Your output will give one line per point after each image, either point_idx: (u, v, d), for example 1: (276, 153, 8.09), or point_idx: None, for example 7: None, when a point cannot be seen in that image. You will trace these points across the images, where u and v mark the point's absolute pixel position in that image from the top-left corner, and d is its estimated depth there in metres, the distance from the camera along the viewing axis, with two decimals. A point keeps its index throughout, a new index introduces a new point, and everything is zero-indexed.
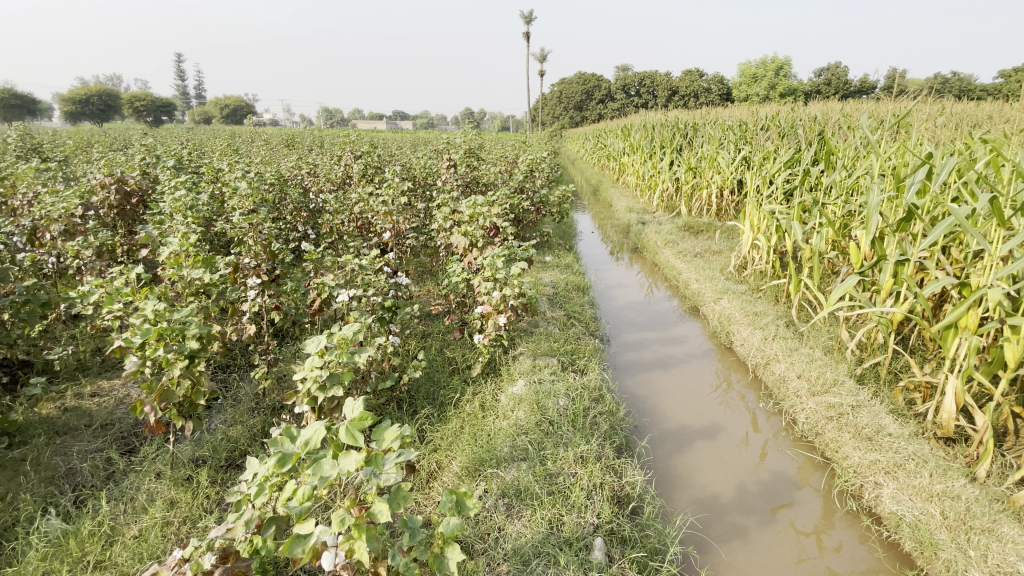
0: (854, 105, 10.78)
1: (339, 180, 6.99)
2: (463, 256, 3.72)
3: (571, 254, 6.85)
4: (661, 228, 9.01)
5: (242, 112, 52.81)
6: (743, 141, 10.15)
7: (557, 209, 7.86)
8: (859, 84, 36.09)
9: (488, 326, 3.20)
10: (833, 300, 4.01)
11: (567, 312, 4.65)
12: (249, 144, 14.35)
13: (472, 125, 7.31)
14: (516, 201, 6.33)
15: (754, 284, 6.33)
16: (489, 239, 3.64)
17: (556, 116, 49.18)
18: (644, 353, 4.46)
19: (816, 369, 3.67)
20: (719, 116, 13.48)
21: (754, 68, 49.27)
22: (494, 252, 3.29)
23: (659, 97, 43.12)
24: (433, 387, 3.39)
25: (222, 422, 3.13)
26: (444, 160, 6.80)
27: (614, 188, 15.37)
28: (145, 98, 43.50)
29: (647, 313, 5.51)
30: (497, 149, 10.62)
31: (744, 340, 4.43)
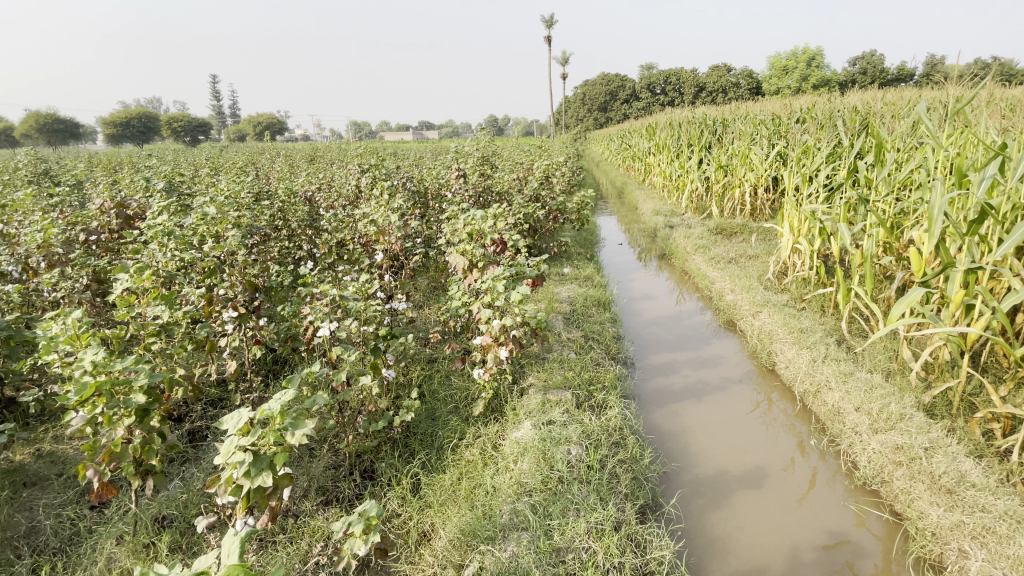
0: (900, 91, 9.96)
1: (348, 195, 6.75)
2: (463, 277, 3.32)
3: (592, 265, 6.40)
4: (690, 232, 8.46)
5: (272, 128, 54.31)
6: (778, 135, 9.48)
7: (576, 217, 7.44)
8: (899, 71, 34.32)
9: (488, 360, 2.77)
10: (892, 317, 3.43)
11: (586, 333, 4.22)
12: (272, 161, 14.49)
13: (485, 131, 6.96)
14: (530, 211, 5.92)
15: (797, 292, 5.74)
16: (490, 259, 3.23)
17: (580, 118, 48.66)
18: (674, 379, 3.98)
19: (878, 400, 3.12)
20: (750, 110, 12.76)
21: (785, 59, 47.55)
22: (492, 273, 2.88)
23: (685, 94, 42.09)
24: (432, 428, 3.03)
25: (198, 472, 2.83)
26: (455, 169, 6.21)
27: (640, 189, 14.79)
28: (182, 119, 45.23)
29: (678, 329, 5.02)
30: (514, 155, 10.26)
31: (789, 362, 3.90)
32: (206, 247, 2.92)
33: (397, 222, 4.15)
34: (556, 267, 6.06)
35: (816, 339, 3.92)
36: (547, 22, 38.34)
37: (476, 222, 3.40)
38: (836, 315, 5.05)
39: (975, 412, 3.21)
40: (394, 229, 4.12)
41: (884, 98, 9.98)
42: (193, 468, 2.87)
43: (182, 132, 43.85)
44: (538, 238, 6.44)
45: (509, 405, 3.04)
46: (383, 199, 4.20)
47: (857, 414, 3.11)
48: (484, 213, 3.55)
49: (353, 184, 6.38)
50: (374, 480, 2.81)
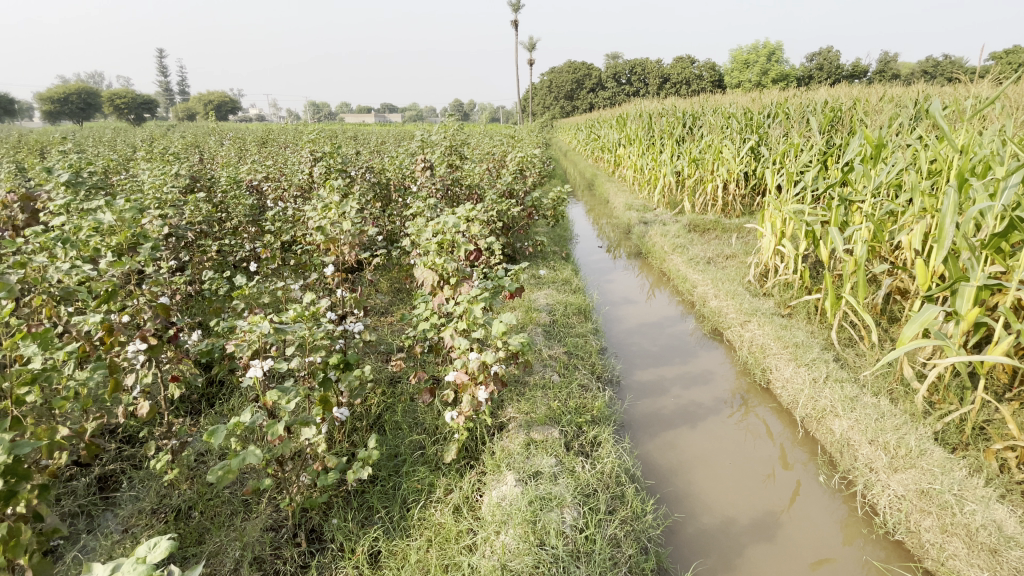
0: (868, 90, 10.00)
1: (300, 187, 6.08)
2: (432, 293, 2.82)
3: (568, 266, 6.00)
4: (666, 229, 8.19)
5: (225, 108, 51.37)
6: (751, 130, 9.30)
7: (551, 213, 7.00)
8: (853, 68, 35.31)
9: (463, 402, 2.30)
10: (904, 338, 3.16)
11: (567, 349, 3.80)
12: (217, 141, 13.38)
13: (453, 118, 6.40)
14: (503, 208, 5.45)
15: (780, 297, 5.52)
16: (464, 275, 2.73)
17: (546, 106, 48.16)
18: (664, 399, 3.63)
19: (891, 433, 2.85)
20: (719, 103, 12.59)
21: (747, 53, 48.27)
22: (467, 295, 2.40)
23: (651, 84, 42.19)
24: (395, 476, 2.56)
25: (96, 545, 2.24)
26: (420, 160, 5.62)
27: (610, 182, 14.49)
28: (124, 95, 42.00)
29: (662, 339, 4.67)
30: (483, 144, 9.70)
31: (786, 382, 3.61)
32: (103, 264, 2.19)
33: (355, 221, 3.58)
34: (530, 269, 5.63)
35: (815, 356, 3.65)
36: (514, 6, 37.49)
37: (447, 228, 2.90)
38: (822, 323, 4.84)
39: (985, 440, 3.00)
40: (353, 230, 3.57)
41: (852, 95, 9.94)
42: (94, 537, 2.29)
43: (124, 110, 40.74)
44: (511, 237, 5.98)
45: (486, 447, 2.60)
46: (339, 192, 3.60)
47: (871, 448, 2.83)
48: (456, 218, 3.05)
49: (305, 175, 5.72)
50: (324, 545, 2.32)
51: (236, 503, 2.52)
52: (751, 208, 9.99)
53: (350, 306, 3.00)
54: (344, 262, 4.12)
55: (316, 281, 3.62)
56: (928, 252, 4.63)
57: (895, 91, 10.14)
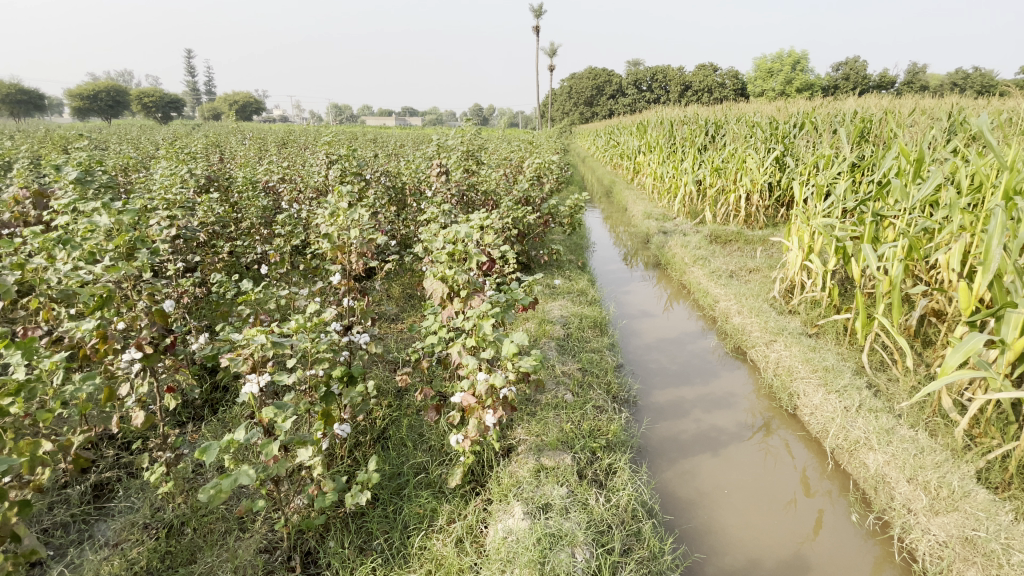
0: (899, 102, 9.69)
1: (315, 189, 6.03)
2: (441, 306, 2.66)
3: (584, 276, 5.84)
4: (687, 240, 7.97)
5: (250, 108, 52.30)
6: (777, 140, 9.04)
7: (568, 222, 6.82)
8: (880, 78, 34.53)
9: (469, 426, 2.15)
10: (946, 367, 2.91)
11: (582, 365, 3.63)
12: (237, 142, 13.54)
13: (470, 123, 6.31)
14: (519, 215, 5.31)
15: (807, 315, 5.28)
16: (475, 287, 2.58)
17: (565, 112, 48.06)
18: (684, 423, 3.43)
19: (932, 472, 2.63)
20: (743, 112, 12.32)
21: (770, 61, 47.59)
22: (477, 310, 2.25)
23: (672, 91, 41.80)
24: (397, 499, 2.42)
25: (81, 559, 2.14)
26: (435, 165, 5.52)
27: (629, 189, 14.26)
28: (154, 94, 43.06)
29: (682, 356, 4.47)
30: (501, 149, 9.59)
31: (815, 409, 3.39)
32: (98, 269, 2.09)
33: (367, 222, 3.42)
34: (545, 278, 5.48)
35: (846, 382, 3.43)
36: (536, 13, 37.54)
37: (458, 237, 2.75)
38: (850, 345, 4.60)
39: None
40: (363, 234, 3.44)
41: (882, 106, 9.60)
42: (82, 551, 2.20)
43: (153, 109, 41.63)
44: (527, 245, 5.85)
45: (492, 473, 2.45)
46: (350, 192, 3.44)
47: (910, 487, 2.62)
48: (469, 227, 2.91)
49: (320, 177, 5.66)
50: (319, 571, 2.18)
51: (231, 521, 2.40)
52: (774, 219, 9.70)
53: (357, 315, 2.85)
54: (354, 267, 4.02)
55: (324, 287, 3.52)
56: (968, 274, 4.37)
57: (928, 102, 9.77)
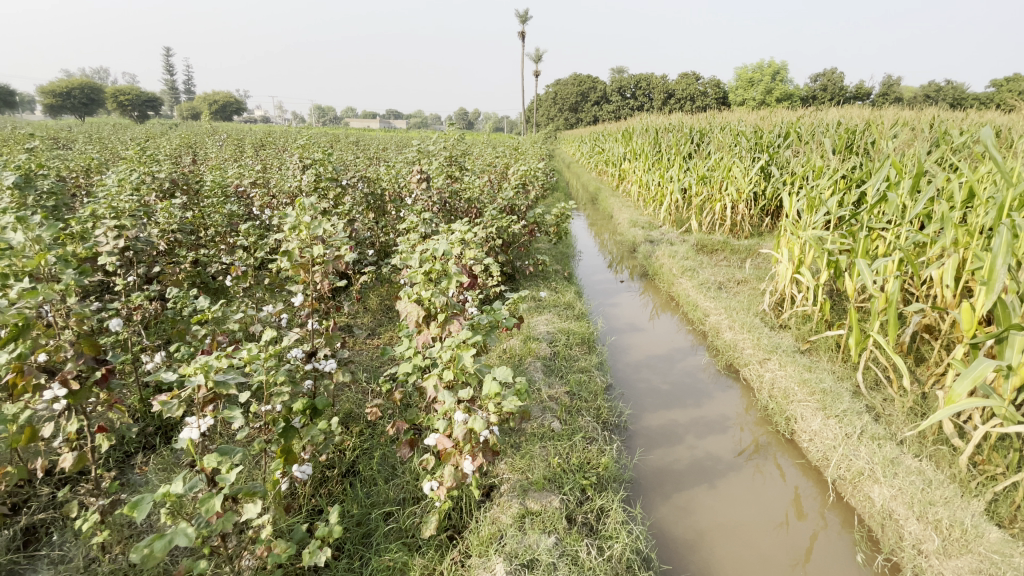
0: (881, 114, 9.75)
1: (289, 194, 5.72)
2: (416, 330, 2.36)
3: (571, 288, 5.63)
4: (674, 250, 7.83)
5: (230, 109, 51.18)
6: (763, 149, 8.99)
7: (555, 231, 6.61)
8: (857, 90, 35.27)
9: (444, 473, 1.89)
10: (955, 395, 2.74)
11: (570, 388, 3.40)
12: (213, 144, 13.11)
13: (453, 127, 6.08)
14: (503, 224, 5.09)
15: (799, 330, 5.14)
16: (455, 310, 2.30)
17: (550, 118, 48.11)
18: (677, 450, 3.22)
19: (943, 509, 2.46)
20: (728, 120, 12.33)
21: (751, 72, 48.37)
22: (455, 339, 2.00)
23: (655, 99, 42.13)
24: (364, 550, 2.15)
25: None
26: (415, 171, 5.27)
27: (614, 197, 14.15)
28: (130, 92, 41.91)
29: (673, 374, 4.27)
30: (485, 154, 9.36)
31: (814, 435, 3.22)
32: (10, 294, 1.79)
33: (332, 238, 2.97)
34: (530, 290, 5.26)
35: (846, 406, 3.26)
36: (521, 18, 37.58)
37: (436, 255, 2.45)
38: (844, 363, 4.46)
39: None
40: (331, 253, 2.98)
41: (865, 117, 9.63)
42: None
43: (129, 107, 40.49)
44: (512, 255, 5.62)
45: (471, 519, 2.19)
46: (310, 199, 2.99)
47: (920, 526, 2.44)
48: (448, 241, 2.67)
49: (294, 182, 5.36)
50: None
51: None
52: (759, 229, 9.64)
53: (321, 340, 2.56)
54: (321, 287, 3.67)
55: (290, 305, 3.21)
56: (962, 290, 4.27)
57: (908, 114, 9.85)
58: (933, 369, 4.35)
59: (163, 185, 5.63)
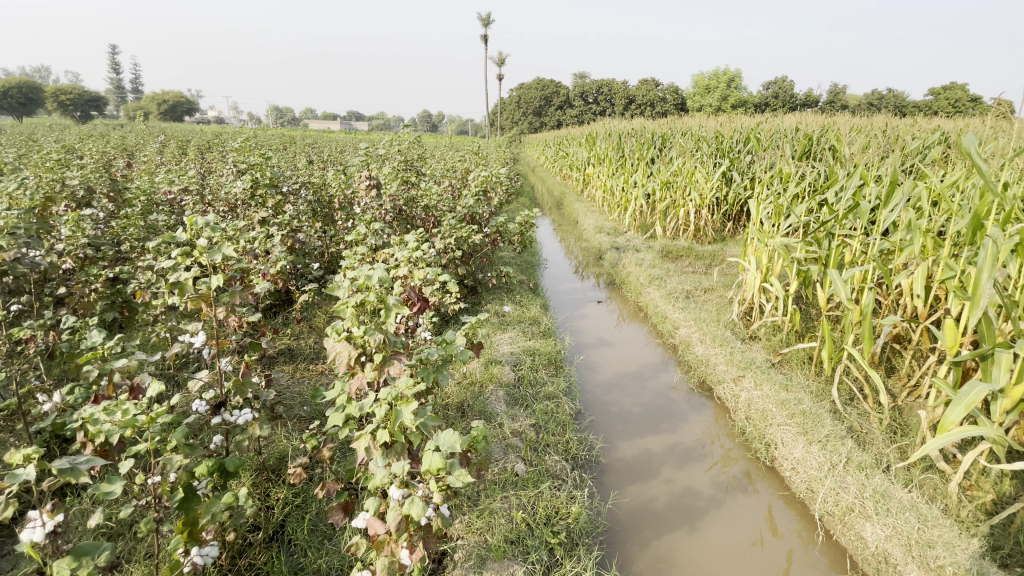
0: (836, 120, 9.93)
1: (226, 202, 5.18)
2: (348, 374, 1.96)
3: (534, 300, 5.31)
4: (640, 256, 7.65)
5: (180, 109, 48.74)
6: (725, 154, 8.96)
7: (518, 240, 6.27)
8: (806, 97, 36.66)
9: (375, 566, 1.53)
10: (950, 424, 2.54)
11: (536, 420, 3.06)
12: (149, 144, 12.11)
13: (407, 129, 5.69)
14: (461, 234, 4.74)
15: (769, 342, 4.99)
16: (395, 348, 1.94)
17: (514, 121, 48.02)
18: (654, 486, 2.93)
19: (941, 552, 2.27)
20: (688, 124, 12.34)
21: (707, 78, 49.74)
22: (393, 391, 1.65)
23: (617, 104, 42.62)
24: None
25: None
26: (364, 177, 4.85)
27: (578, 201, 13.98)
28: (70, 91, 39.30)
29: (645, 394, 3.99)
30: (445, 158, 8.95)
31: (797, 464, 3.00)
32: None
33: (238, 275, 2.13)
34: (492, 305, 4.91)
35: (828, 431, 3.06)
36: (483, 21, 37.29)
37: (370, 284, 1.92)
38: (817, 377, 4.31)
39: None
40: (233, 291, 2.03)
41: (821, 123, 9.79)
42: None
43: (68, 106, 37.92)
44: (473, 266, 5.24)
45: None
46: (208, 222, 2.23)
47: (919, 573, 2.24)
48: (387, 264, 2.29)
49: (229, 188, 4.83)
50: None
51: None
52: (722, 234, 9.63)
53: (231, 388, 2.09)
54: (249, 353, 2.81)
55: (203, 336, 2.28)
56: (932, 300, 4.19)
57: (861, 121, 10.08)
58: (904, 382, 4.26)
59: (76, 192, 4.97)
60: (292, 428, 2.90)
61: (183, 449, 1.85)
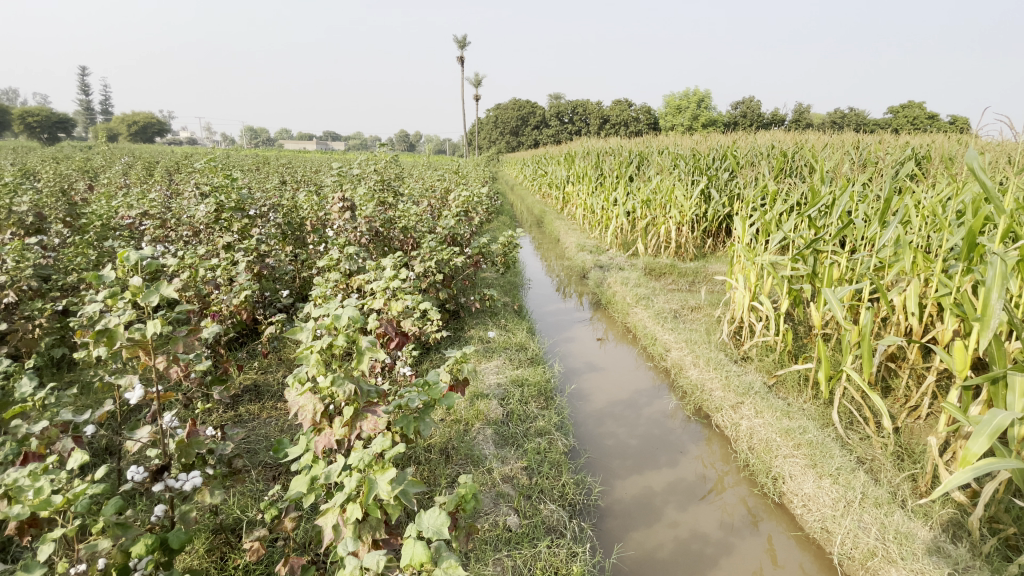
0: (809, 138, 10.11)
1: (189, 227, 4.84)
2: (315, 431, 1.69)
3: (519, 323, 5.08)
4: (624, 275, 7.52)
5: (152, 129, 47.73)
6: (704, 171, 8.97)
7: (501, 261, 6.04)
8: (772, 117, 37.89)
9: None
10: (971, 453, 2.35)
11: (528, 462, 2.81)
12: (112, 166, 11.56)
13: (384, 148, 5.47)
14: (441, 257, 4.50)
15: (761, 362, 4.85)
16: (369, 399, 1.67)
17: (491, 140, 48.36)
18: (658, 531, 2.69)
19: None
20: (666, 143, 12.43)
21: (679, 99, 51.20)
22: (366, 457, 1.39)
23: (592, 124, 43.29)
24: None
25: None
26: (338, 199, 4.59)
27: (558, 220, 13.89)
28: (35, 112, 38.11)
29: (640, 425, 3.76)
30: (424, 177, 8.74)
31: (808, 500, 2.80)
32: None
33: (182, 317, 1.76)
34: (476, 331, 4.64)
35: (839, 463, 2.88)
36: (460, 43, 37.68)
37: (339, 325, 1.65)
38: (814, 400, 4.16)
39: None
40: (176, 338, 1.67)
41: (796, 141, 9.94)
42: None
43: (32, 128, 36.71)
44: (454, 289, 4.98)
45: None
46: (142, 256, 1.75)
47: None
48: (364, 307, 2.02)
49: (192, 212, 4.51)
50: None
51: None
52: (703, 251, 9.59)
53: (176, 450, 1.79)
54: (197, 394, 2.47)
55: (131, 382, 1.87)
56: (926, 318, 4.10)
57: (834, 138, 10.27)
58: (901, 402, 4.14)
59: (21, 217, 4.56)
60: (254, 481, 2.57)
61: (115, 529, 1.52)
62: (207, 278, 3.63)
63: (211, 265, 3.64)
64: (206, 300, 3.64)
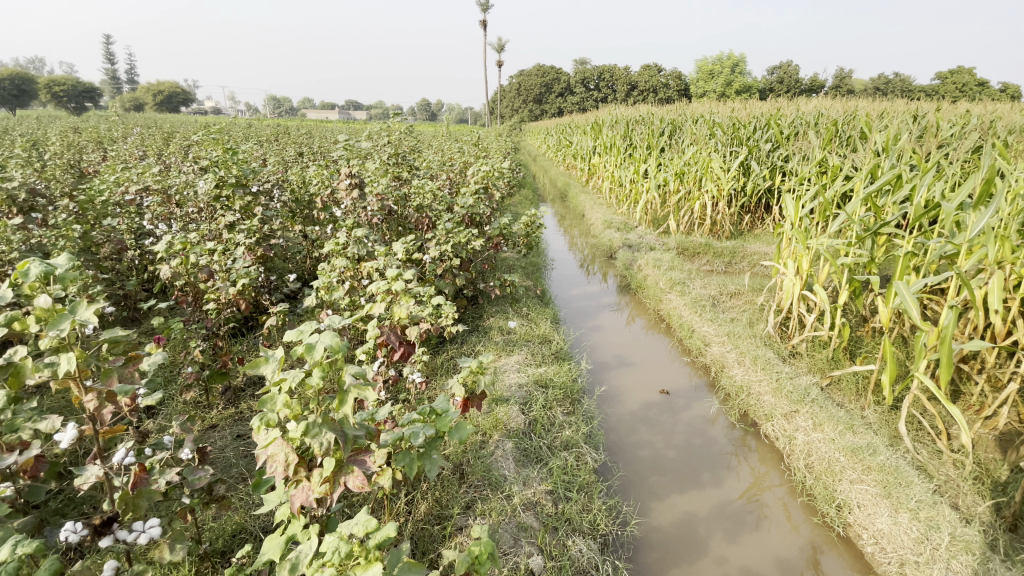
0: (862, 104, 9.21)
1: (193, 204, 4.51)
2: (293, 487, 1.35)
3: (542, 311, 4.67)
4: (655, 255, 6.99)
5: (178, 99, 47.94)
6: (745, 141, 8.22)
7: (524, 241, 5.60)
8: (812, 82, 35.72)
9: None
10: None
11: (554, 485, 2.47)
12: (129, 137, 11.29)
13: (396, 117, 5.01)
14: (458, 239, 4.11)
15: (812, 360, 4.36)
16: (357, 446, 1.34)
17: (514, 109, 46.97)
18: (703, 569, 2.32)
19: None
20: (701, 110, 11.57)
21: (712, 63, 48.66)
22: (343, 545, 1.06)
23: (619, 91, 41.51)
24: None
25: None
26: (345, 175, 4.19)
27: (584, 193, 13.22)
28: (65, 82, 38.38)
29: (677, 433, 3.36)
30: (443, 149, 8.23)
31: (881, 537, 2.40)
32: None
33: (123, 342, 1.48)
34: (496, 320, 4.26)
35: (920, 495, 2.44)
36: (483, 6, 36.20)
37: (315, 355, 1.28)
38: (875, 406, 3.69)
39: None
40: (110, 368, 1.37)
41: (847, 107, 9.06)
42: None
43: (63, 99, 37.17)
44: (473, 273, 4.59)
45: None
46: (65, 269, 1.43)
47: None
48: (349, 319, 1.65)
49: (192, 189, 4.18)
50: None
51: None
52: (739, 228, 8.94)
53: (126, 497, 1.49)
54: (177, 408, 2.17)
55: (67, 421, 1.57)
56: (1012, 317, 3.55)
57: (889, 104, 9.35)
58: (975, 411, 3.65)
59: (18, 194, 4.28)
60: (247, 502, 2.28)
61: None
62: (202, 264, 3.30)
63: (206, 250, 3.32)
64: (202, 289, 3.33)
